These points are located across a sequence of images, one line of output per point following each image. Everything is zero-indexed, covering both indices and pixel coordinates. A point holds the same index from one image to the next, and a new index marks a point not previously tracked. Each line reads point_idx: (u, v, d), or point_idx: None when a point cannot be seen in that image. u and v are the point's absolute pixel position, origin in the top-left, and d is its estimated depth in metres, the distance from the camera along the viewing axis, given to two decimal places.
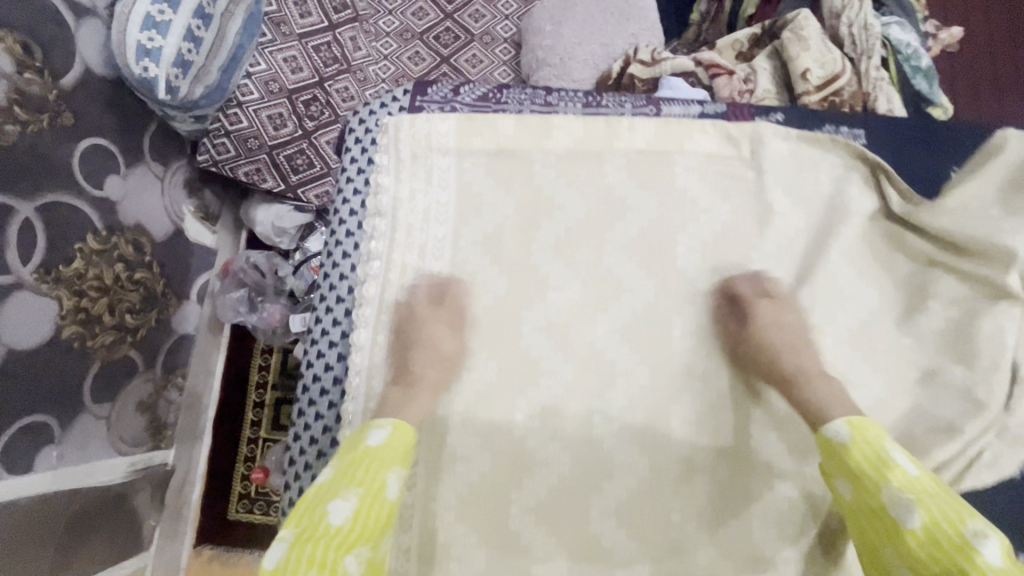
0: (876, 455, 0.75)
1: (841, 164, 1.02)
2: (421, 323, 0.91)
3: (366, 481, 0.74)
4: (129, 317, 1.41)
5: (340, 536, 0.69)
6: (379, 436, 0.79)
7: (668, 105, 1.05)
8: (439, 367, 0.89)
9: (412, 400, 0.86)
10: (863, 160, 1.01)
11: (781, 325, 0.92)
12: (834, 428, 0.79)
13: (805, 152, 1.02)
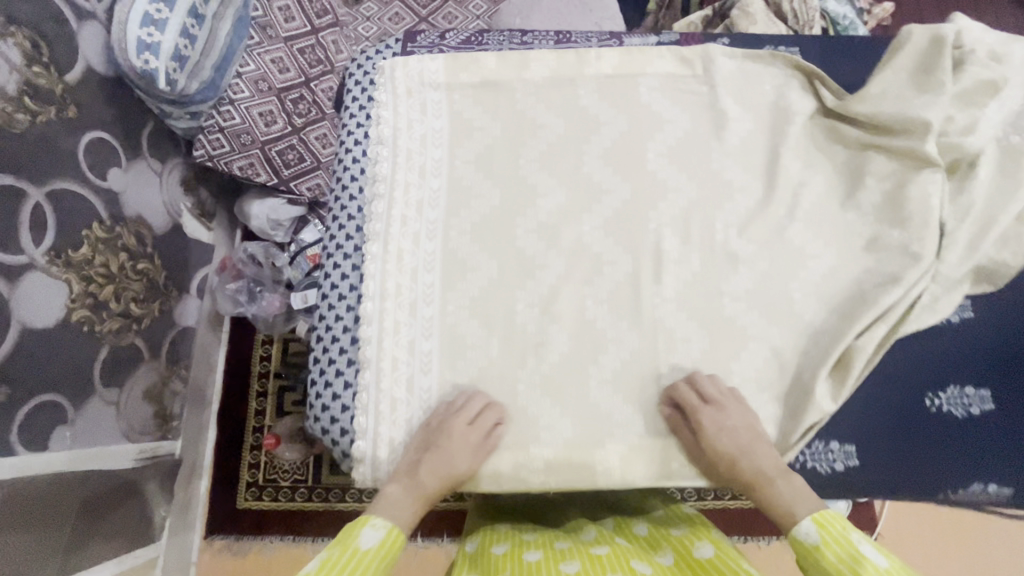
0: (849, 555, 0.54)
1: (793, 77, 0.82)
2: (446, 442, 0.66)
3: (358, 574, 0.55)
4: (134, 306, 1.45)
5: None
6: (372, 537, 0.58)
7: (632, 38, 0.89)
8: (442, 479, 0.65)
9: (408, 502, 0.63)
10: (802, 70, 0.81)
11: (735, 432, 0.67)
12: (800, 530, 0.59)
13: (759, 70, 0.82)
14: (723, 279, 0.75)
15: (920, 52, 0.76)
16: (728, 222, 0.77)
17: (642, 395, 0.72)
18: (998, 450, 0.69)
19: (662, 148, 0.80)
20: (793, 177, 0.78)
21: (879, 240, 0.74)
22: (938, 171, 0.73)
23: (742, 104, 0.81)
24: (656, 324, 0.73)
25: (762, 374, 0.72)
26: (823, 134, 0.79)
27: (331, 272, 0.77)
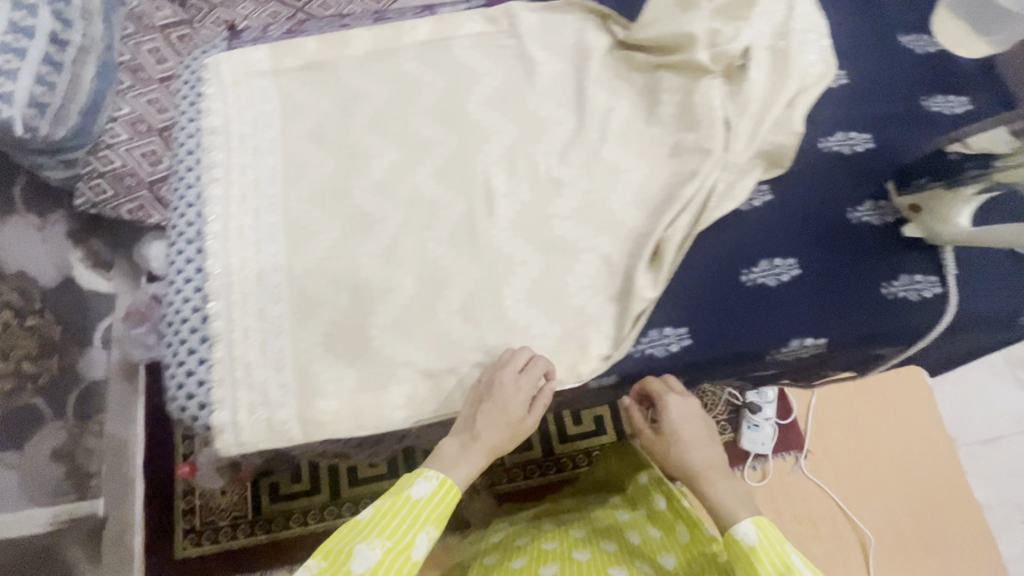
0: (782, 563, 0.54)
1: (588, 20, 0.90)
2: (500, 390, 0.67)
3: (397, 533, 0.56)
4: (27, 363, 1.17)
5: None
6: (425, 488, 0.60)
7: (449, 7, 0.93)
8: (502, 431, 0.66)
9: (464, 459, 0.63)
10: (594, 10, 0.90)
11: (700, 434, 0.69)
12: (740, 528, 0.57)
13: (556, 19, 0.90)
14: (550, 203, 0.81)
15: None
16: (548, 153, 0.84)
17: (489, 318, 0.75)
18: (809, 307, 0.77)
19: (482, 98, 0.87)
20: (601, 105, 0.86)
21: (679, 146, 0.82)
22: (714, 78, 0.82)
23: (548, 50, 0.89)
24: (494, 253, 0.78)
25: (596, 280, 0.77)
26: (620, 65, 0.88)
27: (177, 259, 0.77)
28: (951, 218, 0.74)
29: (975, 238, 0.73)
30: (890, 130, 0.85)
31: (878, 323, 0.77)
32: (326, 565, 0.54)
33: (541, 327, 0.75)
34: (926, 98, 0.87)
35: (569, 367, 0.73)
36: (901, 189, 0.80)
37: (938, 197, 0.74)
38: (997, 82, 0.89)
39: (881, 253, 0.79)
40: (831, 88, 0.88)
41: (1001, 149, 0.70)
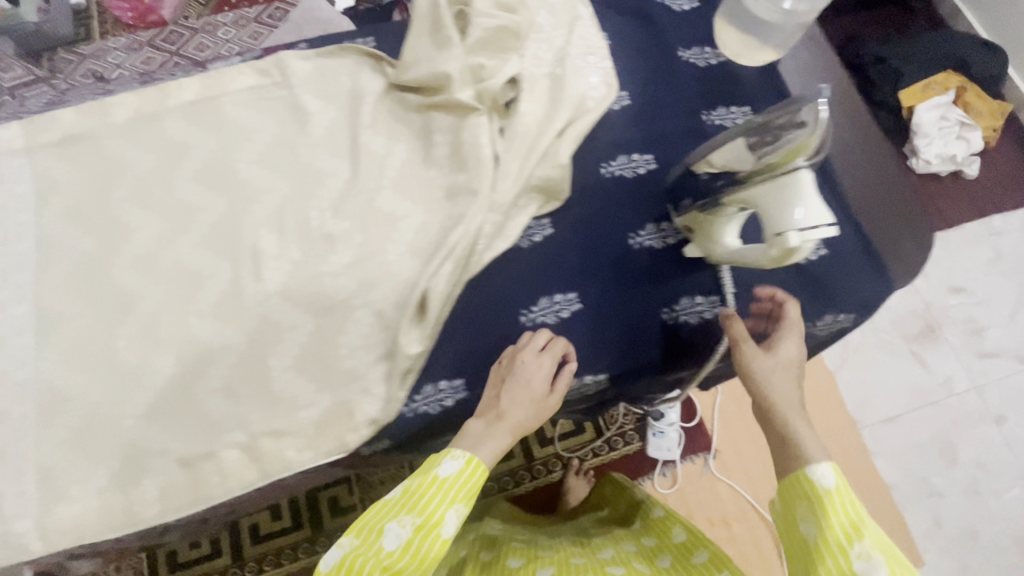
0: (852, 513, 0.55)
1: (363, 63, 0.88)
2: (521, 368, 0.68)
3: (425, 509, 0.58)
4: None
5: (395, 566, 0.55)
6: (451, 467, 0.60)
7: (219, 63, 0.92)
8: (529, 408, 0.66)
9: (493, 434, 0.63)
10: (368, 53, 0.87)
11: (784, 362, 0.68)
12: (818, 471, 0.58)
13: (330, 65, 0.88)
14: (322, 261, 0.78)
15: (424, 14, 0.80)
16: (322, 207, 0.80)
17: (252, 393, 0.72)
18: (591, 342, 0.76)
19: (253, 156, 0.83)
20: (377, 151, 0.83)
21: (452, 187, 0.80)
22: (482, 113, 0.80)
23: (322, 98, 0.86)
24: (262, 321, 0.75)
25: (368, 338, 0.74)
26: (395, 107, 0.85)
27: None
28: (717, 236, 0.73)
29: (735, 257, 0.72)
30: (671, 148, 0.85)
31: (660, 352, 0.77)
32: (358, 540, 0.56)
33: (309, 397, 0.72)
34: (707, 111, 0.87)
35: (335, 437, 0.70)
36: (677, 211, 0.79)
37: (703, 217, 0.73)
38: (777, 88, 0.89)
39: (659, 278, 0.79)
40: (612, 110, 0.87)
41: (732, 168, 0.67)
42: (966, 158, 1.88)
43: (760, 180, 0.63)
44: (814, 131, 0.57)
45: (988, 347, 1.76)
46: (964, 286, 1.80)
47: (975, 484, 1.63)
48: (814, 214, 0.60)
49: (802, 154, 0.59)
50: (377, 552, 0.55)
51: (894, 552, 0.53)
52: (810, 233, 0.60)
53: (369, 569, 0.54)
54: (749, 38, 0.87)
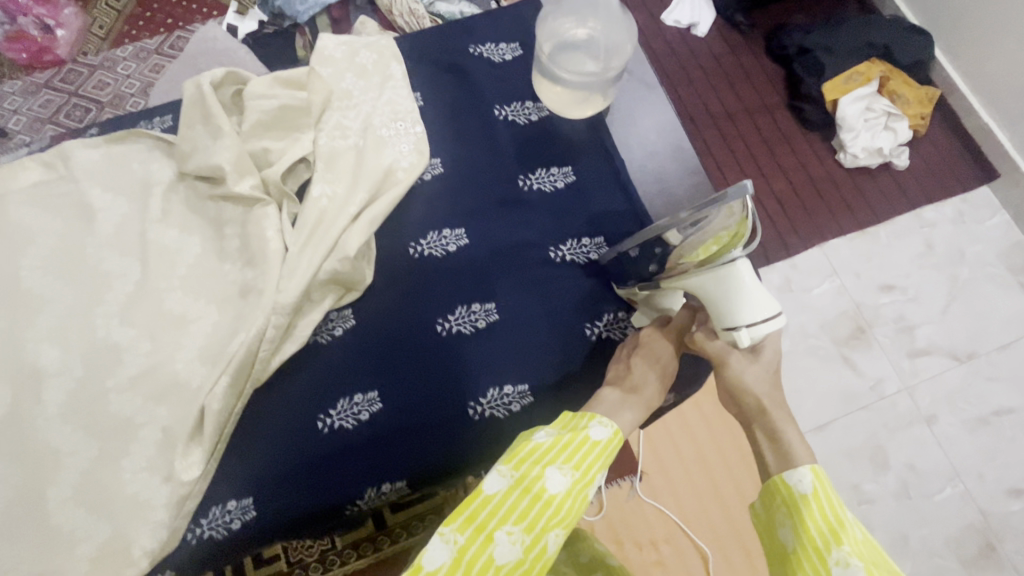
0: (834, 516, 0.48)
1: (154, 150, 0.82)
2: (647, 340, 0.69)
3: (583, 465, 0.55)
4: None
5: (558, 512, 0.53)
6: (602, 432, 0.58)
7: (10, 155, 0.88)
8: (659, 382, 0.66)
9: (625, 406, 0.62)
10: (159, 138, 0.82)
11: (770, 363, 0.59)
12: (793, 475, 0.51)
13: (118, 153, 0.82)
14: (109, 373, 0.73)
15: (192, 103, 0.74)
16: (109, 313, 0.75)
17: (24, 531, 0.67)
18: (392, 447, 0.70)
19: (37, 261, 0.78)
20: (169, 246, 0.78)
21: (243, 283, 0.75)
22: (267, 202, 0.74)
23: (111, 191, 0.80)
24: (38, 447, 0.70)
25: (154, 458, 0.70)
26: (189, 196, 0.80)
27: None
28: (664, 302, 0.71)
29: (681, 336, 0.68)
30: (484, 221, 0.80)
31: (465, 452, 0.71)
32: (521, 476, 0.53)
33: (88, 528, 0.67)
34: (524, 175, 0.81)
35: (113, 573, 0.66)
36: (619, 283, 0.77)
37: (643, 292, 0.71)
38: (601, 145, 0.83)
39: (465, 364, 0.73)
40: (423, 181, 0.82)
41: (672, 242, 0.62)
42: (894, 152, 1.62)
43: (696, 268, 0.58)
44: (747, 217, 0.53)
45: (922, 345, 1.50)
46: (894, 281, 1.55)
47: (906, 489, 1.38)
48: (758, 306, 0.53)
49: (738, 241, 0.55)
50: (541, 493, 0.53)
51: (876, 557, 0.46)
52: (758, 327, 0.52)
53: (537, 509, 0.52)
54: (570, 91, 0.83)
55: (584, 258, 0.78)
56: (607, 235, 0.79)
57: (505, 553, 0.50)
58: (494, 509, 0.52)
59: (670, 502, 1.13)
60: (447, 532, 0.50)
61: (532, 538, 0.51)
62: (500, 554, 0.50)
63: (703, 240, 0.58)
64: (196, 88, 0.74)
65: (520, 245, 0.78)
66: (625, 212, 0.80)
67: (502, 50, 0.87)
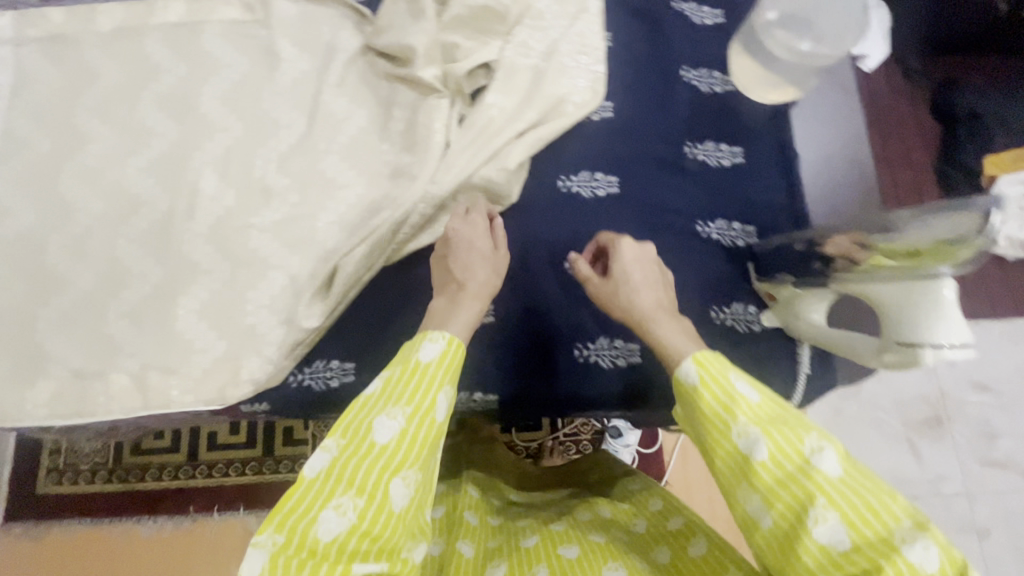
0: (724, 394, 0.51)
1: (345, 19, 0.84)
2: (457, 234, 0.67)
3: (416, 399, 0.53)
4: None
5: (399, 456, 0.51)
6: (432, 351, 0.55)
7: None
8: (483, 263, 0.66)
9: (458, 306, 0.61)
10: (355, 10, 0.84)
11: (628, 266, 0.64)
12: (682, 370, 0.53)
13: (314, 13, 0.84)
14: (255, 213, 0.77)
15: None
16: (268, 158, 0.79)
17: (153, 324, 0.73)
18: (494, 360, 0.72)
19: (216, 92, 0.82)
20: (336, 112, 0.80)
21: (397, 168, 0.77)
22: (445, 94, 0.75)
23: (297, 45, 0.83)
24: (179, 258, 0.75)
25: (277, 300, 0.74)
26: (366, 71, 0.82)
27: None
28: (798, 306, 0.67)
29: (825, 341, 0.64)
30: (637, 176, 0.78)
31: (559, 387, 0.71)
32: (345, 443, 0.51)
33: (205, 342, 0.72)
34: (691, 143, 0.79)
35: (218, 388, 0.71)
36: (759, 274, 0.72)
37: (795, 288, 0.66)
38: (778, 136, 0.79)
39: (582, 306, 0.73)
40: (589, 120, 0.80)
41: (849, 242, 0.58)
42: None
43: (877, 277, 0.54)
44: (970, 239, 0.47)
45: (999, 457, 1.38)
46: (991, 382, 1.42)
47: None
48: (950, 329, 0.49)
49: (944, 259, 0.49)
50: (369, 448, 0.51)
51: (771, 410, 0.50)
52: (946, 351, 0.49)
53: (362, 468, 0.50)
54: (767, 73, 0.78)
55: (729, 242, 0.75)
56: (757, 226, 0.76)
57: (334, 528, 0.48)
58: (315, 492, 0.49)
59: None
60: (263, 537, 0.47)
61: (366, 500, 0.49)
62: (327, 530, 0.48)
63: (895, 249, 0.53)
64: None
65: (667, 210, 0.76)
66: (784, 209, 0.76)
67: (704, 13, 0.84)
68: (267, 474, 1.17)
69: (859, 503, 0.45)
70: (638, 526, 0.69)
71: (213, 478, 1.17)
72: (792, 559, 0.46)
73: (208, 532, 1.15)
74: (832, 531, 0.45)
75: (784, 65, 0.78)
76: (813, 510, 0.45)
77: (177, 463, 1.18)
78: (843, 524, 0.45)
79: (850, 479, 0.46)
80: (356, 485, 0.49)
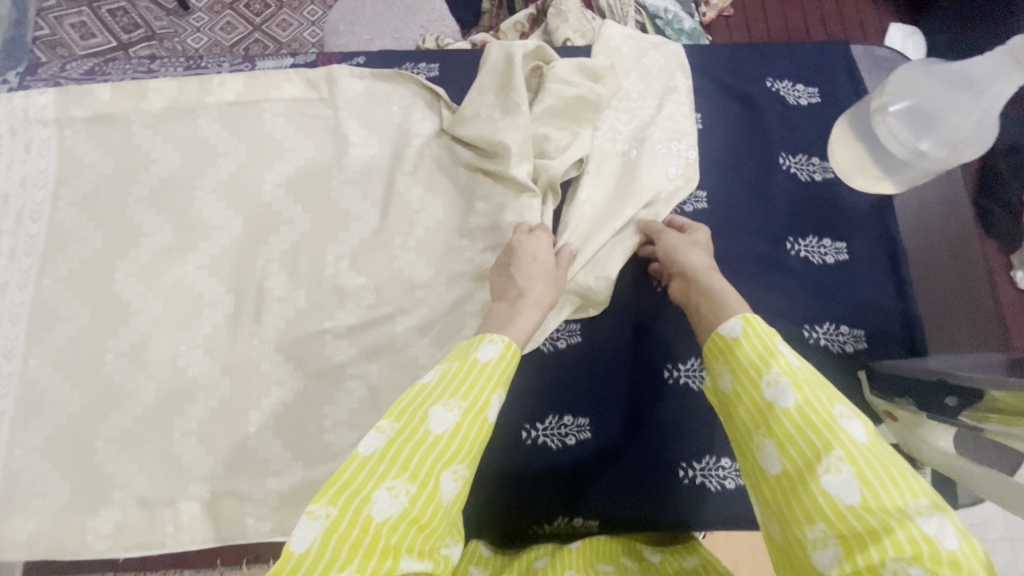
0: (767, 347, 0.48)
1: (416, 98, 0.79)
2: (520, 249, 0.66)
3: (472, 395, 0.49)
4: None
5: (451, 451, 0.46)
6: (492, 353, 0.52)
7: (267, 60, 0.86)
8: (544, 278, 0.63)
9: (519, 311, 0.59)
10: (427, 89, 0.79)
11: (692, 244, 0.67)
12: (727, 324, 0.51)
13: (383, 93, 0.79)
14: (328, 316, 0.71)
15: (497, 69, 0.74)
16: (340, 254, 0.73)
17: (224, 444, 0.67)
18: (593, 485, 0.67)
19: (281, 179, 0.76)
20: (412, 203, 0.76)
21: (483, 269, 0.73)
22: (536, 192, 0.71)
23: (367, 127, 0.78)
24: (249, 369, 0.70)
25: (357, 415, 0.69)
26: (441, 156, 0.77)
27: None
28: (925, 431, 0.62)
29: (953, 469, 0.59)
30: (736, 274, 0.73)
31: (666, 516, 0.65)
32: (401, 427, 0.46)
33: (280, 463, 0.67)
34: (792, 238, 0.74)
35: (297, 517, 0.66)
36: (873, 386, 0.67)
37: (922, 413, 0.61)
38: (885, 228, 0.75)
39: (687, 419, 0.69)
40: (682, 212, 0.75)
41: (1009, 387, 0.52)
42: None
43: None
44: None
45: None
46: None
47: None
48: None
49: None
50: (423, 438, 0.46)
51: (813, 373, 0.46)
52: None
53: (421, 455, 0.45)
54: (866, 157, 0.75)
55: (838, 348, 0.70)
56: (865, 330, 0.71)
57: (386, 511, 0.42)
58: (368, 469, 0.44)
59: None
60: (317, 508, 0.42)
61: (417, 487, 0.44)
62: (381, 512, 0.42)
63: None
64: (493, 72, 0.73)
65: (772, 313, 0.71)
66: (895, 311, 0.72)
67: (799, 92, 0.80)
68: None
69: (889, 471, 0.40)
70: (653, 557, 0.60)
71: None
72: (803, 503, 0.41)
73: None
74: (849, 489, 0.39)
75: (907, 169, 0.71)
76: (836, 463, 0.40)
77: None
78: (862, 481, 0.39)
79: (878, 449, 0.41)
80: (411, 470, 0.44)
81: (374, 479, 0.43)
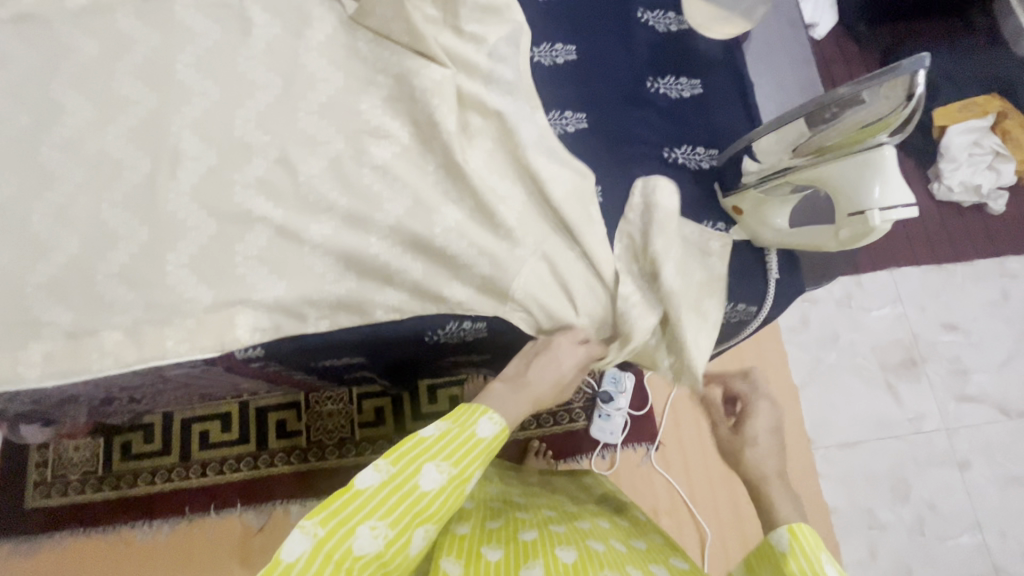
0: (811, 570, 0.52)
1: None
2: (549, 345, 0.74)
3: (462, 463, 0.58)
4: None
5: (428, 509, 0.56)
6: (489, 430, 0.60)
7: None
8: (550, 381, 0.71)
9: (513, 398, 0.66)
10: None
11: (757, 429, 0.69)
12: (774, 535, 0.56)
13: None
14: (237, 169, 0.79)
15: None
16: (247, 117, 0.81)
17: (145, 280, 0.74)
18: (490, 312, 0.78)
19: (192, 58, 0.84)
20: (313, 72, 0.84)
21: (378, 123, 0.81)
22: (438, 62, 0.80)
23: (270, 12, 0.86)
24: (164, 215, 0.77)
25: (265, 251, 0.76)
26: (338, 33, 0.86)
27: None
28: (765, 215, 0.71)
29: (786, 241, 0.71)
30: (604, 111, 0.82)
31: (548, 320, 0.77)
32: (396, 472, 0.55)
33: (194, 293, 0.74)
34: (653, 78, 0.83)
35: (214, 336, 0.74)
36: (724, 190, 0.77)
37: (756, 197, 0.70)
38: (734, 65, 0.84)
39: (564, 234, 0.77)
40: (557, 65, 0.85)
41: (789, 143, 0.65)
42: (991, 195, 1.47)
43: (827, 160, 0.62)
44: (899, 108, 0.56)
45: (972, 393, 1.39)
46: (958, 321, 1.43)
47: (921, 526, 1.29)
48: (893, 193, 0.59)
49: (883, 129, 0.58)
50: (412, 490, 0.55)
51: None
52: (891, 212, 0.59)
53: (403, 507, 0.55)
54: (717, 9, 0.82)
55: (695, 165, 0.80)
56: (720, 150, 0.81)
57: (365, 546, 0.53)
58: (361, 503, 0.53)
59: (682, 480, 1.28)
60: (308, 524, 0.52)
61: (395, 532, 0.54)
62: (360, 546, 0.52)
63: (834, 134, 0.61)
64: None
65: (636, 140, 0.81)
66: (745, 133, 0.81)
67: None
68: (263, 467, 1.21)
69: None
70: (626, 544, 0.73)
71: (207, 477, 1.20)
72: None
73: (208, 533, 1.18)
74: None
75: None
76: None
77: (170, 463, 1.20)
78: None
79: None
80: (395, 520, 0.54)
81: (362, 519, 0.53)
